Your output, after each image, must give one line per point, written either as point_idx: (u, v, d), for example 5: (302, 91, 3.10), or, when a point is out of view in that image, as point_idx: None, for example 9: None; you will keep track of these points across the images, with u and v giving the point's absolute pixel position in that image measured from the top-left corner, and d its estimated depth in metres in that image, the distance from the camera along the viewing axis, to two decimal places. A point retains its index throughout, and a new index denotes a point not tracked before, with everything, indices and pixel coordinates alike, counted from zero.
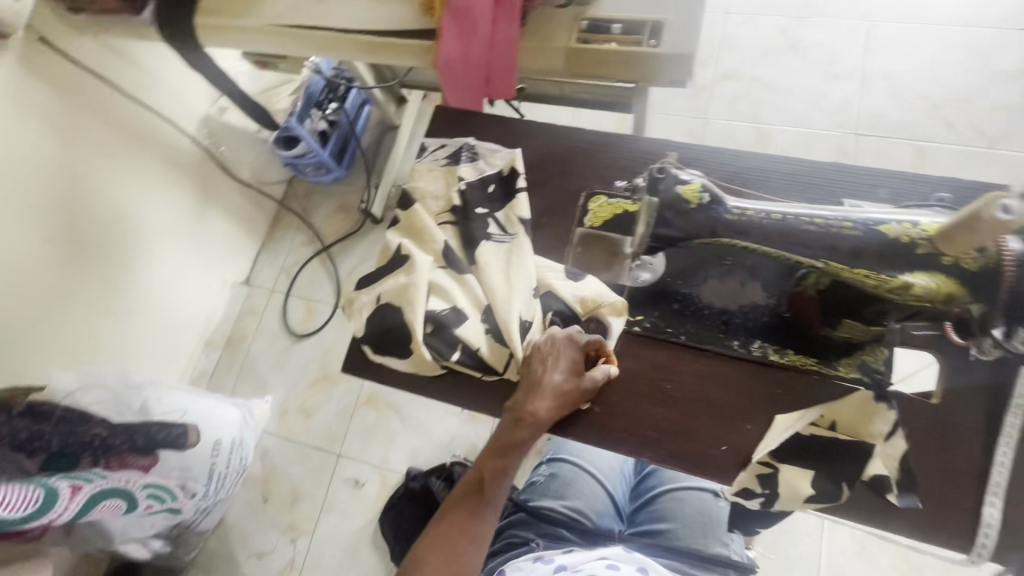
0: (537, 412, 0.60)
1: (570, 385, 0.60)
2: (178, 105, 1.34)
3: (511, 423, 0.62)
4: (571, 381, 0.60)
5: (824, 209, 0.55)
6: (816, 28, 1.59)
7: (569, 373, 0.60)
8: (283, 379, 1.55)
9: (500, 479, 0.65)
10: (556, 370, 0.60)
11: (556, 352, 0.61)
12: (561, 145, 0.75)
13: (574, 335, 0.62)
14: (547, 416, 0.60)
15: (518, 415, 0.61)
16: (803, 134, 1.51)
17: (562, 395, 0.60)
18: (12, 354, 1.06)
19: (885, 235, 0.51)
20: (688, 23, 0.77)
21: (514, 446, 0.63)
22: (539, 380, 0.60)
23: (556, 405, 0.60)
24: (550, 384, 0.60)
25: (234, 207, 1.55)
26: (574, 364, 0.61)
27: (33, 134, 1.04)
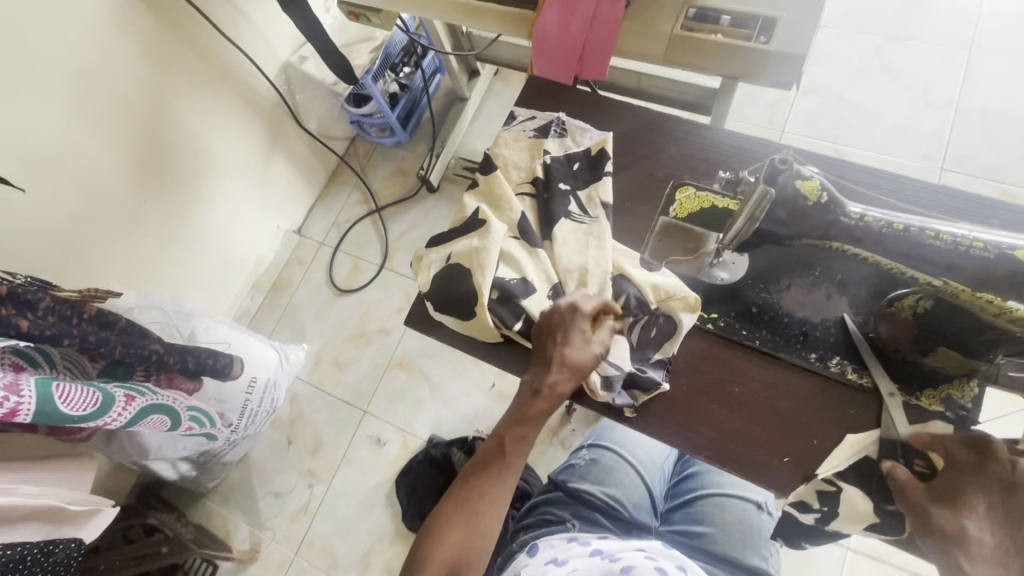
0: (556, 386, 0.59)
1: (583, 356, 0.58)
2: (262, 47, 1.36)
3: (527, 396, 0.60)
4: (584, 351, 0.59)
5: (952, 224, 0.53)
6: (914, 51, 1.51)
7: (581, 344, 0.59)
8: (321, 331, 1.58)
9: (520, 445, 0.62)
10: (569, 345, 0.59)
11: (565, 326, 0.59)
12: (655, 132, 0.73)
13: (577, 304, 0.59)
14: (565, 387, 0.59)
15: (532, 389, 0.60)
16: (883, 160, 1.44)
17: (575, 368, 0.58)
18: (82, 264, 1.11)
19: (1020, 261, 0.49)
20: (804, 22, 0.74)
21: (532, 413, 0.61)
22: (553, 356, 0.59)
23: (571, 379, 0.59)
24: (564, 360, 0.58)
25: (298, 156, 1.58)
26: (581, 333, 0.59)
27: (130, 57, 1.07)
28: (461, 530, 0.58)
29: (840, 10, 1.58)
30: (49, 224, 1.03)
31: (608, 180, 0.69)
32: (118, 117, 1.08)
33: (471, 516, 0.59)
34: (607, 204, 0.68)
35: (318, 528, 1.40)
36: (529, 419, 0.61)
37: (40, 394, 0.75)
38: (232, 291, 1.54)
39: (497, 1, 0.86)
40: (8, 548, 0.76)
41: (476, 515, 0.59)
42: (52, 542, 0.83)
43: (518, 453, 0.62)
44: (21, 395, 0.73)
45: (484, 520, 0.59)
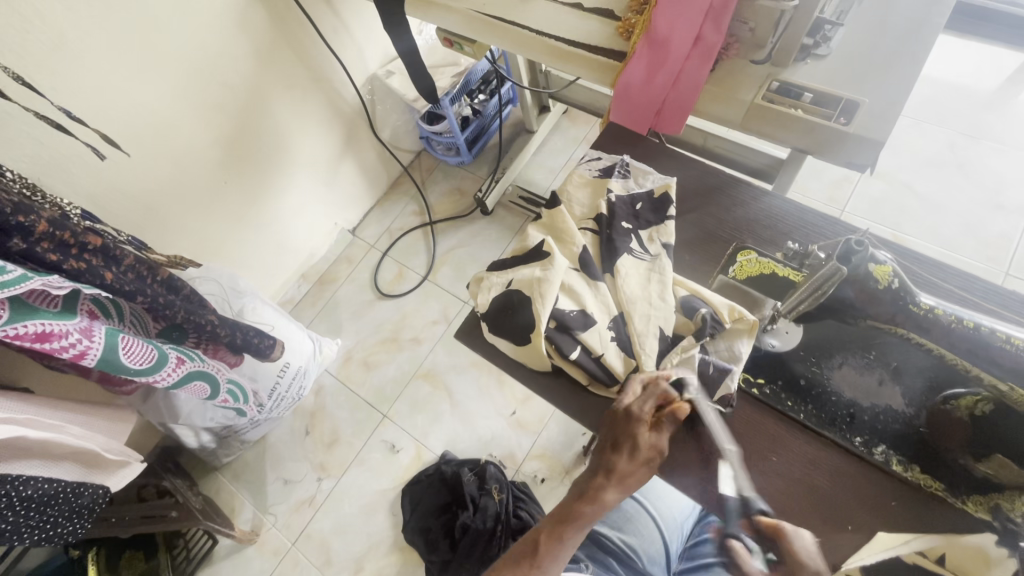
0: (600, 488, 0.58)
1: (634, 465, 0.57)
2: (357, 58, 1.45)
3: (575, 496, 0.60)
4: (633, 460, 0.57)
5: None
6: (988, 152, 1.49)
7: (632, 451, 0.58)
8: (356, 329, 1.62)
9: (557, 548, 0.58)
10: (621, 452, 0.58)
11: (620, 432, 0.59)
12: (723, 192, 0.77)
13: (632, 410, 0.59)
14: (613, 493, 0.58)
15: (580, 491, 0.59)
16: (946, 255, 1.41)
17: (624, 475, 0.57)
18: (157, 230, 1.19)
19: None
20: (886, 109, 0.75)
21: (578, 515, 0.58)
22: (603, 456, 0.59)
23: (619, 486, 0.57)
24: (616, 466, 0.58)
25: (366, 163, 1.66)
26: (636, 442, 0.58)
27: (242, 51, 1.17)
28: None
29: (916, 102, 1.58)
30: (142, 190, 1.13)
31: (673, 224, 0.72)
32: (220, 103, 1.18)
33: None
34: (668, 244, 0.70)
35: (319, 522, 1.41)
36: (575, 519, 0.58)
37: (107, 342, 0.80)
38: (282, 277, 1.62)
39: (585, 48, 0.91)
40: (43, 481, 0.81)
41: None
42: (83, 485, 0.88)
43: (556, 556, 0.58)
44: (92, 339, 0.78)
45: None
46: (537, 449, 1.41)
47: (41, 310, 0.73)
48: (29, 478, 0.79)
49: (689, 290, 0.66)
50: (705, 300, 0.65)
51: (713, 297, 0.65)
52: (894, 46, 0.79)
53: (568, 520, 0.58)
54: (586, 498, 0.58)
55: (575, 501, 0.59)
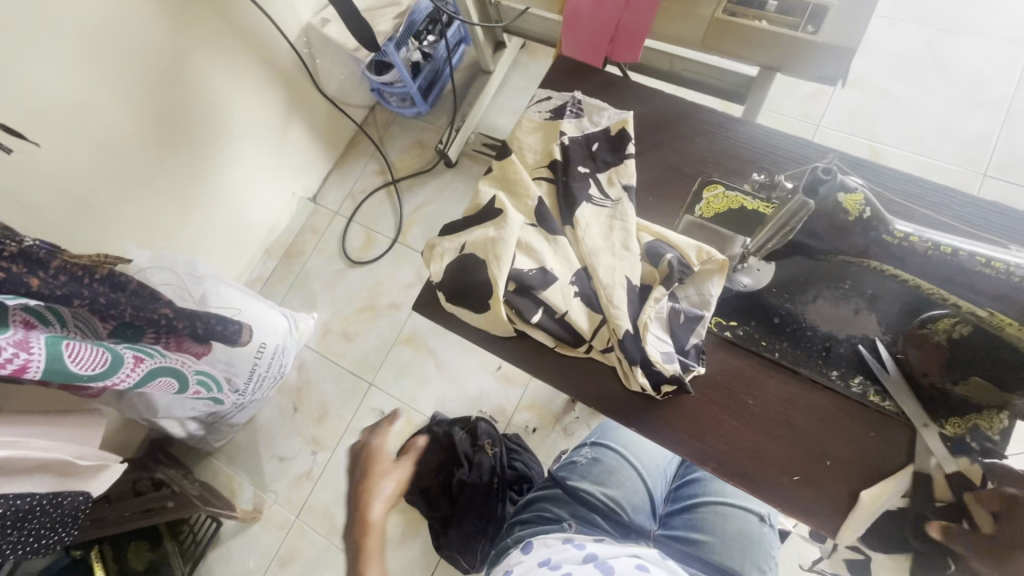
0: None
1: None
2: (285, 7, 1.31)
3: None
4: None
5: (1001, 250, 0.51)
6: (967, 47, 1.42)
7: None
8: (331, 300, 1.58)
9: None
10: None
11: None
12: (686, 122, 0.71)
13: None
14: None
15: None
16: (924, 162, 1.37)
17: None
18: (94, 221, 1.11)
19: None
20: (858, 10, 0.68)
21: None
22: None
23: None
24: None
25: (316, 124, 1.55)
26: None
27: (149, 11, 1.04)
28: None
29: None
30: (67, 180, 1.04)
31: (633, 163, 0.67)
32: (136, 74, 1.07)
33: None
34: (629, 186, 0.66)
35: (319, 494, 1.43)
36: None
37: (50, 352, 0.75)
38: (245, 256, 1.55)
39: None
40: (15, 498, 0.79)
41: None
42: (61, 494, 0.86)
43: None
44: (31, 352, 0.73)
45: None
46: (526, 401, 1.41)
47: None
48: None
49: (654, 234, 0.62)
50: (671, 245, 0.61)
51: (679, 240, 0.61)
52: None
53: None
54: None
55: None
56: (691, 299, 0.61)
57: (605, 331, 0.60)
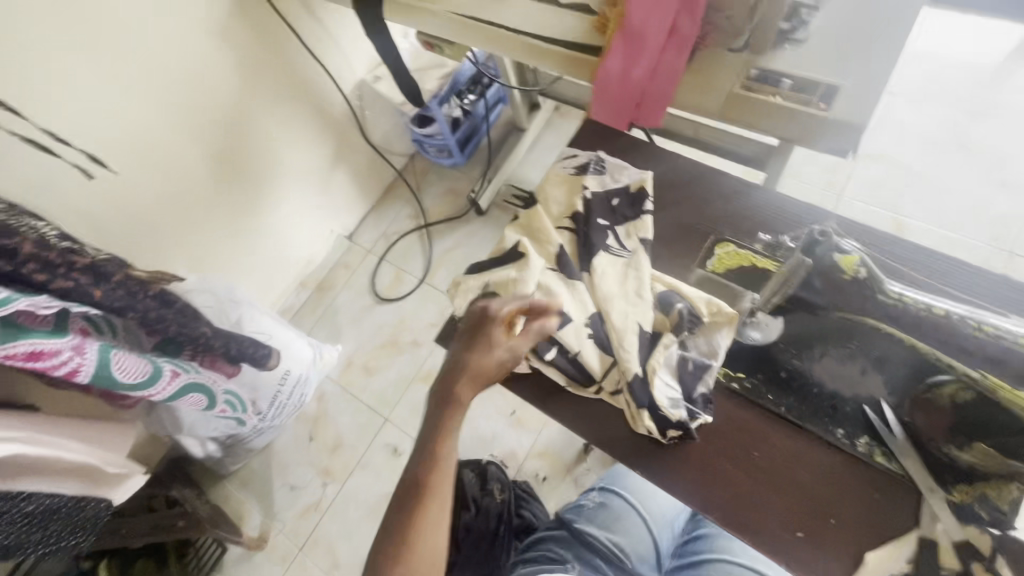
0: (454, 390, 0.61)
1: (488, 362, 0.60)
2: (343, 65, 1.44)
3: (452, 371, 0.61)
4: (482, 356, 0.60)
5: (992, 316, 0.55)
6: (989, 129, 1.45)
7: (488, 349, 0.60)
8: (356, 334, 1.63)
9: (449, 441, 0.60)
10: (477, 348, 0.61)
11: (476, 331, 0.62)
12: (702, 184, 0.76)
13: (488, 309, 0.62)
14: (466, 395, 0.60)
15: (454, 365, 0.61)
16: (948, 236, 1.39)
17: (477, 374, 0.60)
18: (151, 244, 1.21)
19: None
20: (868, 91, 0.74)
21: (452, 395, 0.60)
22: (461, 357, 0.61)
23: (470, 387, 0.60)
24: (475, 364, 0.60)
25: (359, 169, 1.66)
26: (490, 340, 0.61)
27: (226, 63, 1.17)
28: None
29: (913, 81, 1.55)
30: (134, 206, 1.14)
31: (649, 217, 0.71)
32: (208, 116, 1.19)
33: (404, 528, 0.57)
34: (646, 240, 0.70)
35: (325, 527, 1.43)
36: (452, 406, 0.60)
37: (100, 358, 0.83)
38: (280, 286, 1.63)
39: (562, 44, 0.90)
40: (46, 497, 0.84)
41: (409, 532, 0.56)
42: (85, 499, 0.91)
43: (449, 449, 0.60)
44: (84, 357, 0.81)
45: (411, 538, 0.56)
46: (538, 448, 1.40)
47: (33, 330, 0.73)
48: (33, 495, 0.82)
49: (667, 285, 0.66)
50: (683, 295, 0.65)
51: (690, 291, 0.65)
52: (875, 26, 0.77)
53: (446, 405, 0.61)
54: (456, 370, 0.60)
55: (453, 374, 0.61)
56: (700, 348, 0.63)
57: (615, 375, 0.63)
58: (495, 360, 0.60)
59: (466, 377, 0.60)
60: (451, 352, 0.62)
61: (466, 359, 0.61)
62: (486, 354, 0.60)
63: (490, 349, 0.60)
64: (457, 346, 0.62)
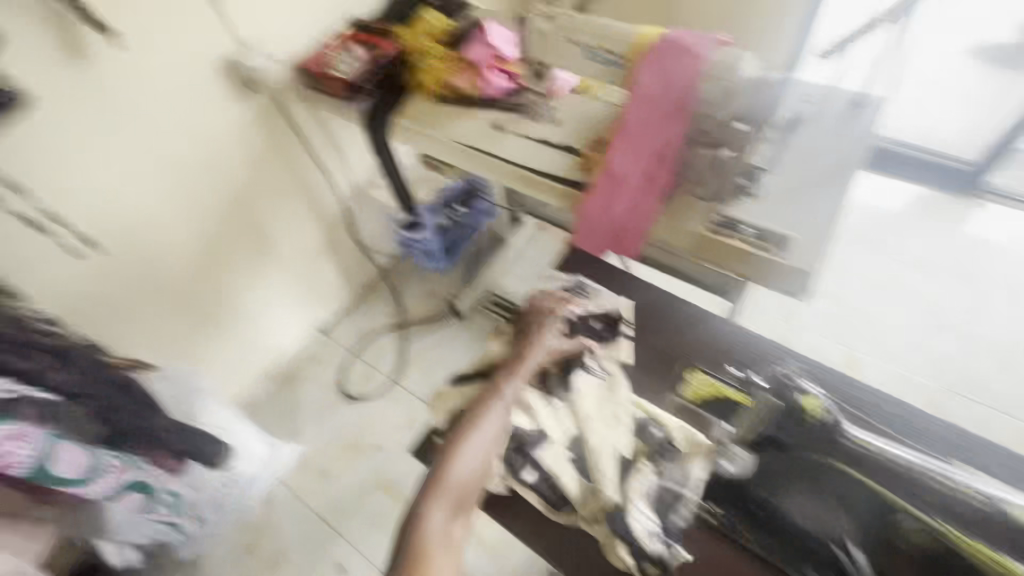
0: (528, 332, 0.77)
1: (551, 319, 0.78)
2: (345, 172, 1.53)
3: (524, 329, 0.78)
4: (545, 317, 0.79)
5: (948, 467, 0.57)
6: (923, 278, 1.62)
7: (551, 312, 0.79)
8: (317, 434, 1.56)
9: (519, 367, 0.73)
10: (541, 313, 0.79)
11: (540, 303, 0.81)
12: (677, 317, 0.84)
13: (550, 291, 0.83)
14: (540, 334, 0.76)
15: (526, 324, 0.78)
16: (897, 374, 1.48)
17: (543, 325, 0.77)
18: (118, 324, 1.18)
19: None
20: (816, 244, 0.83)
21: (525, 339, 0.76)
22: (529, 319, 0.79)
23: (540, 330, 0.76)
24: (540, 320, 0.78)
25: (345, 266, 1.70)
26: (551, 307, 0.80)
27: (235, 163, 1.24)
28: (470, 462, 0.63)
29: (855, 230, 1.74)
30: (111, 286, 1.13)
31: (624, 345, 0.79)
32: (207, 207, 1.23)
33: (473, 421, 0.67)
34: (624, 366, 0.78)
35: None
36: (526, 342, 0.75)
37: (44, 450, 0.77)
38: (245, 376, 1.57)
39: (552, 179, 1.00)
40: None
41: (478, 420, 0.66)
42: None
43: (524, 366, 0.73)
44: (26, 448, 0.75)
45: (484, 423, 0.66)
46: None
47: None
48: None
49: (647, 412, 0.72)
50: (659, 422, 0.71)
51: (665, 419, 0.71)
52: (820, 189, 0.89)
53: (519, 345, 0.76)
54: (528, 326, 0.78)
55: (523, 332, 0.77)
56: (673, 476, 0.67)
57: (593, 501, 0.65)
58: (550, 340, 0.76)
59: (537, 328, 0.77)
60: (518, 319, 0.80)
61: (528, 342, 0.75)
62: (550, 319, 0.78)
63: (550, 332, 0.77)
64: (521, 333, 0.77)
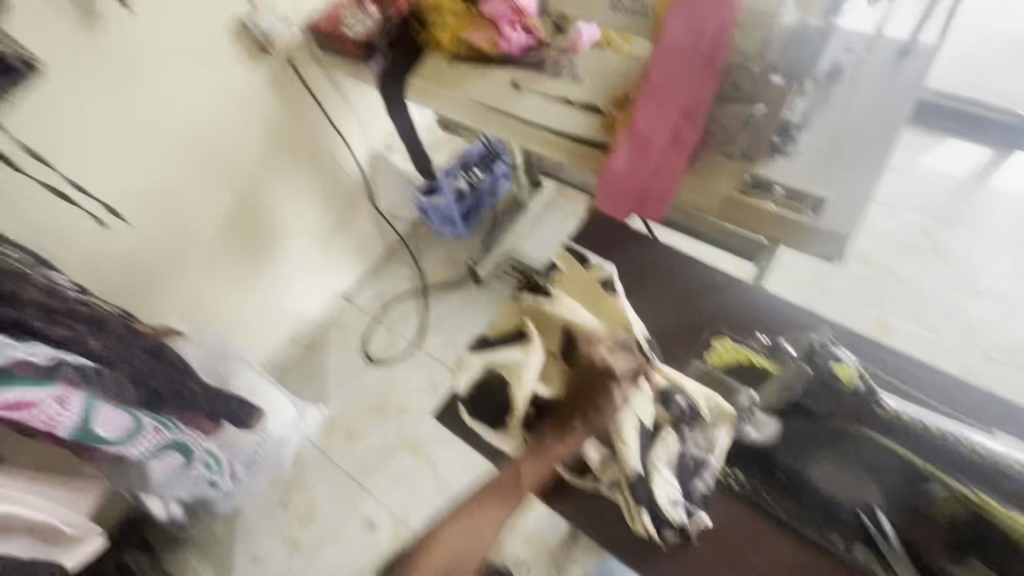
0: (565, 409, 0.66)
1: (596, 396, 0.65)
2: (361, 137, 1.50)
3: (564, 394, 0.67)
4: (590, 390, 0.65)
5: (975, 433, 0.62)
6: (965, 240, 1.55)
7: (598, 386, 0.65)
8: (343, 397, 1.60)
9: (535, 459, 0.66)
10: (588, 374, 0.66)
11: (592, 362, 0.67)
12: (700, 283, 0.83)
13: (609, 355, 0.67)
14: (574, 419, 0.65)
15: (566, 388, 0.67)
16: (929, 339, 1.44)
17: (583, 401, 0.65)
18: (148, 291, 1.21)
19: None
20: (852, 205, 0.80)
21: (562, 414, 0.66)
22: (571, 377, 0.68)
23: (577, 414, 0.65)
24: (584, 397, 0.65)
25: (364, 232, 1.69)
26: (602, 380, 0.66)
27: (251, 128, 1.23)
28: (454, 551, 0.64)
29: (892, 190, 1.65)
30: (137, 254, 1.15)
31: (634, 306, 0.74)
32: (225, 175, 1.23)
33: (472, 509, 0.67)
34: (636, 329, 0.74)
35: None
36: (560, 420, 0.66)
37: (81, 412, 0.79)
38: (271, 341, 1.61)
39: (573, 140, 0.97)
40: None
41: (475, 509, 0.67)
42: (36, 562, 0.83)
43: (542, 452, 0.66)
44: (65, 410, 0.77)
45: (478, 515, 0.66)
46: (521, 531, 1.34)
47: (17, 377, 0.72)
48: None
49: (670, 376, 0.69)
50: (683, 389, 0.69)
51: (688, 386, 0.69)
52: (861, 145, 0.84)
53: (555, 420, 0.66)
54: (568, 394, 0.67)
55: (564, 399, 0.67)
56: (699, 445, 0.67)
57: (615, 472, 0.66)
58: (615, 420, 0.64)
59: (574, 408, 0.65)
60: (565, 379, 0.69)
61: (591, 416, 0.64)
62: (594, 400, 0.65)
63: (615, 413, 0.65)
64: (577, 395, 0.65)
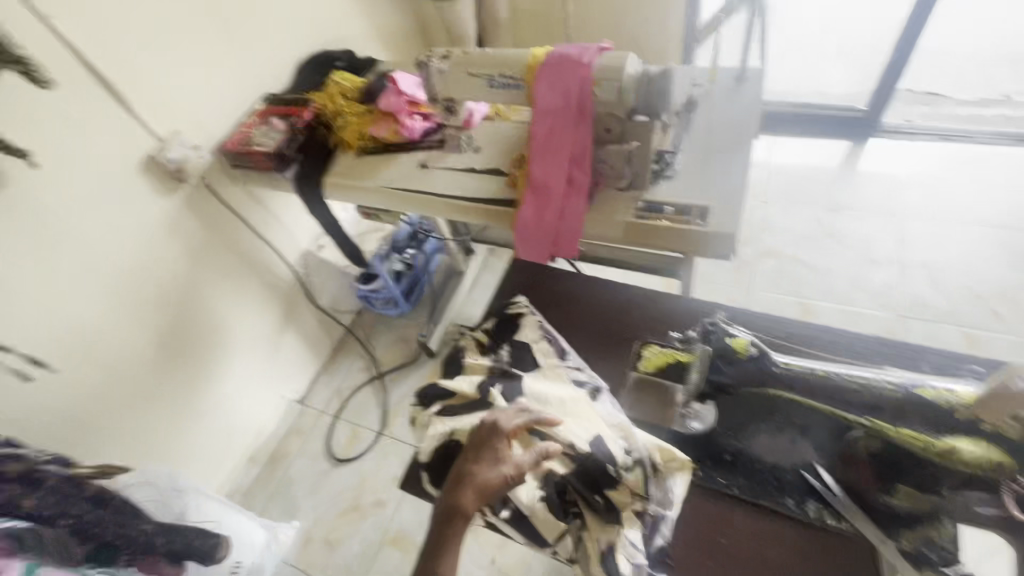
0: (459, 501, 0.61)
1: (494, 475, 0.63)
2: (289, 240, 1.54)
3: (451, 486, 0.64)
4: (494, 474, 0.63)
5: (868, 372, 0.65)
6: (851, 220, 1.74)
7: (493, 462, 0.64)
8: (315, 505, 1.52)
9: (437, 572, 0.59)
10: (485, 463, 0.64)
11: (480, 443, 0.66)
12: (621, 300, 0.92)
13: (499, 423, 0.67)
14: (471, 503, 0.61)
15: (456, 477, 0.64)
16: (847, 311, 1.57)
17: (481, 488, 0.62)
18: (86, 439, 1.16)
19: (924, 397, 0.60)
20: (730, 208, 0.91)
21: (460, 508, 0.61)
22: (464, 470, 0.64)
23: (478, 497, 0.62)
24: (479, 480, 0.63)
25: (308, 331, 1.69)
26: (496, 456, 0.65)
27: (174, 253, 1.24)
28: None
29: (779, 190, 1.86)
30: (68, 404, 1.11)
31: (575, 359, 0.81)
32: (152, 304, 1.22)
33: None
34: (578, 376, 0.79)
35: None
36: (459, 515, 0.61)
37: None
38: (228, 465, 1.54)
39: (485, 202, 1.05)
40: None
41: None
42: None
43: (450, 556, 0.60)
44: None
45: None
46: None
47: None
48: None
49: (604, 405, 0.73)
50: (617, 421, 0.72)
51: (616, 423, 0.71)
52: (724, 157, 0.98)
53: (454, 515, 0.61)
54: (459, 485, 0.63)
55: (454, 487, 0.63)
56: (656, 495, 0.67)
57: (587, 541, 0.66)
58: (498, 475, 0.63)
59: (469, 487, 0.62)
60: (462, 462, 0.65)
61: (474, 471, 0.64)
62: (490, 471, 0.63)
63: (497, 465, 0.64)
64: (465, 457, 0.66)
